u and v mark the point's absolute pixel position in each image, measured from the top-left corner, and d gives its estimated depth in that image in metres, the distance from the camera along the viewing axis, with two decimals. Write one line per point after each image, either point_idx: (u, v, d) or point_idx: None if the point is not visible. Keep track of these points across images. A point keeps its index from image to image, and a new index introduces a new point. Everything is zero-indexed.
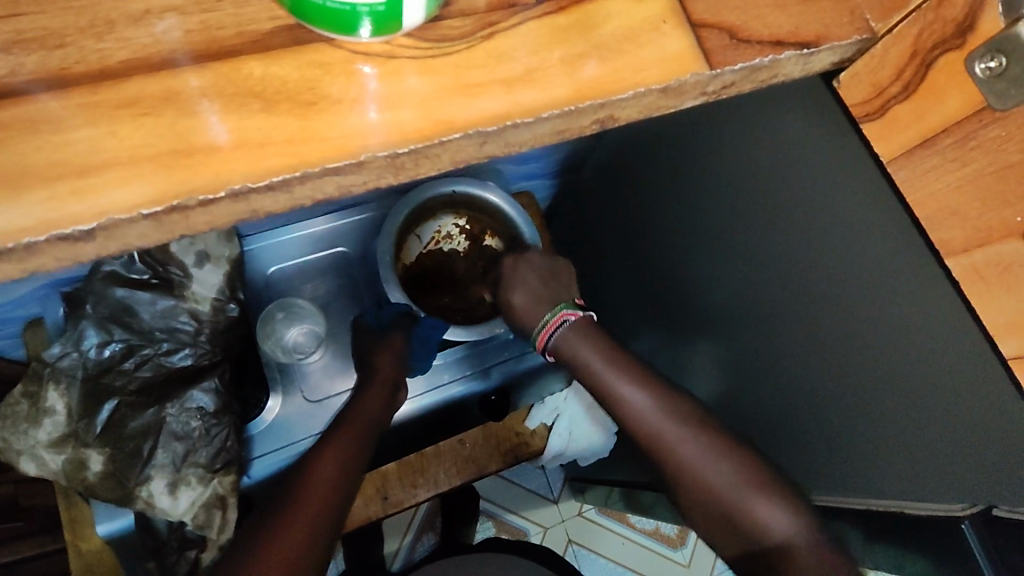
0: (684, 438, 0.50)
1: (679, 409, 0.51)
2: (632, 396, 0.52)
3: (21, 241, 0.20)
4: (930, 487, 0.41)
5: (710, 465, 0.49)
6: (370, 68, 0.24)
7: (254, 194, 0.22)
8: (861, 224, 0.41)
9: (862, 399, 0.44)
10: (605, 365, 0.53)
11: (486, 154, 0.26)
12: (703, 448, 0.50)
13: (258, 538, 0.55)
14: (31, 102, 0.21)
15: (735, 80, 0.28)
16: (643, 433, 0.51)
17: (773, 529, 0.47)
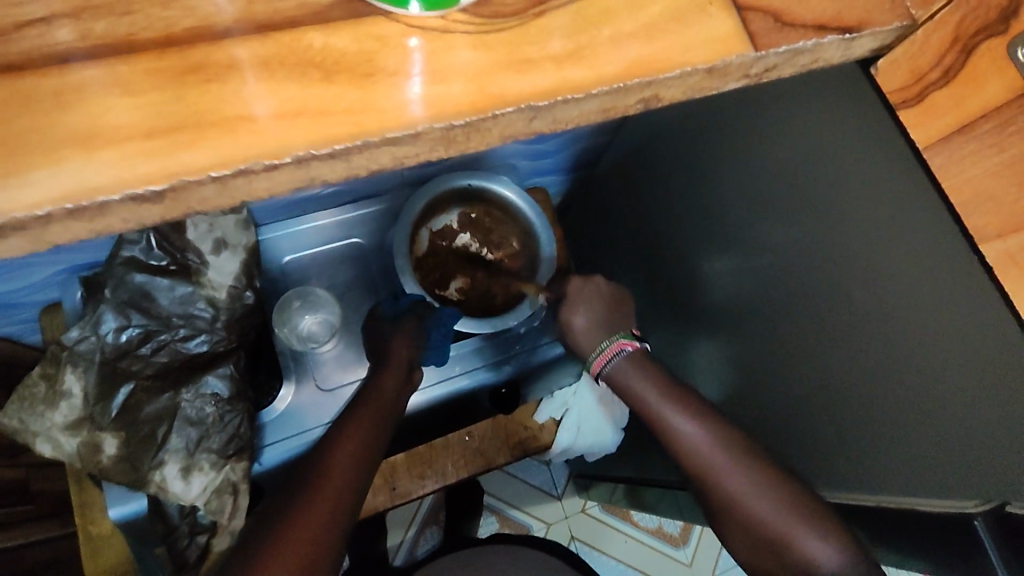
0: (731, 468, 0.55)
1: (732, 442, 0.56)
2: (682, 426, 0.58)
3: (95, 200, 0.20)
4: (949, 480, 0.41)
5: (760, 495, 0.53)
6: (416, 41, 0.24)
7: (315, 161, 0.23)
8: (886, 217, 0.41)
9: (881, 393, 0.45)
10: (658, 397, 0.60)
11: (533, 130, 0.26)
12: (752, 481, 0.54)
13: (277, 513, 0.54)
14: (102, 66, 0.21)
15: (778, 64, 0.29)
16: (694, 460, 0.57)
17: (814, 557, 0.50)
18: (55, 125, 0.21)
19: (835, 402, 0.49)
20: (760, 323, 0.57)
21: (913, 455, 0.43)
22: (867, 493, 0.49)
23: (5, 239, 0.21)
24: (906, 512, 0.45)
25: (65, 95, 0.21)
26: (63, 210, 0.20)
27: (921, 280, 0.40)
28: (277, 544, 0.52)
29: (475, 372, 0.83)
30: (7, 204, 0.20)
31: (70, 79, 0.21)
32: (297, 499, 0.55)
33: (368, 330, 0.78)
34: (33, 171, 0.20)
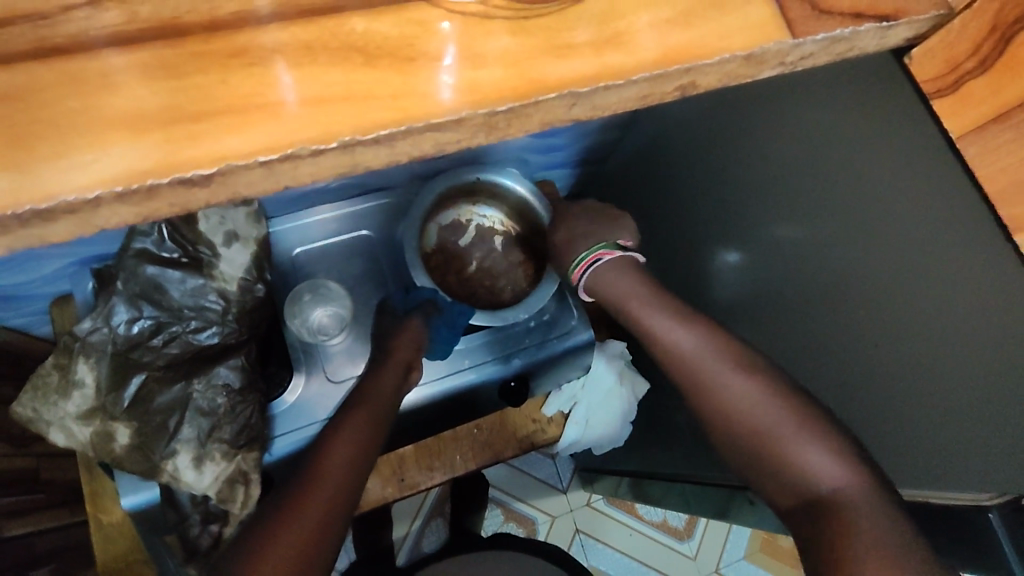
0: (726, 373, 0.54)
1: (728, 351, 0.55)
2: (676, 335, 0.58)
3: (145, 182, 0.20)
4: (964, 474, 0.41)
5: (756, 400, 0.52)
6: (447, 25, 0.24)
7: (359, 147, 0.22)
8: (910, 211, 0.41)
9: (895, 388, 0.45)
10: (653, 306, 0.61)
11: (571, 117, 0.26)
12: (750, 388, 0.52)
13: (272, 522, 0.58)
14: (149, 48, 0.22)
15: (814, 52, 0.29)
16: (689, 367, 0.56)
17: (810, 464, 0.47)
18: (105, 108, 0.21)
19: (852, 395, 0.49)
20: (775, 316, 0.57)
21: (931, 451, 0.43)
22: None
23: (55, 223, 0.21)
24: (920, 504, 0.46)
25: (114, 78, 0.21)
26: (113, 193, 0.20)
27: (942, 273, 0.40)
28: (267, 554, 0.55)
29: (483, 366, 0.81)
30: (58, 188, 0.20)
31: (119, 63, 0.21)
32: (291, 510, 0.59)
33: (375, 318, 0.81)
34: (83, 154, 0.20)
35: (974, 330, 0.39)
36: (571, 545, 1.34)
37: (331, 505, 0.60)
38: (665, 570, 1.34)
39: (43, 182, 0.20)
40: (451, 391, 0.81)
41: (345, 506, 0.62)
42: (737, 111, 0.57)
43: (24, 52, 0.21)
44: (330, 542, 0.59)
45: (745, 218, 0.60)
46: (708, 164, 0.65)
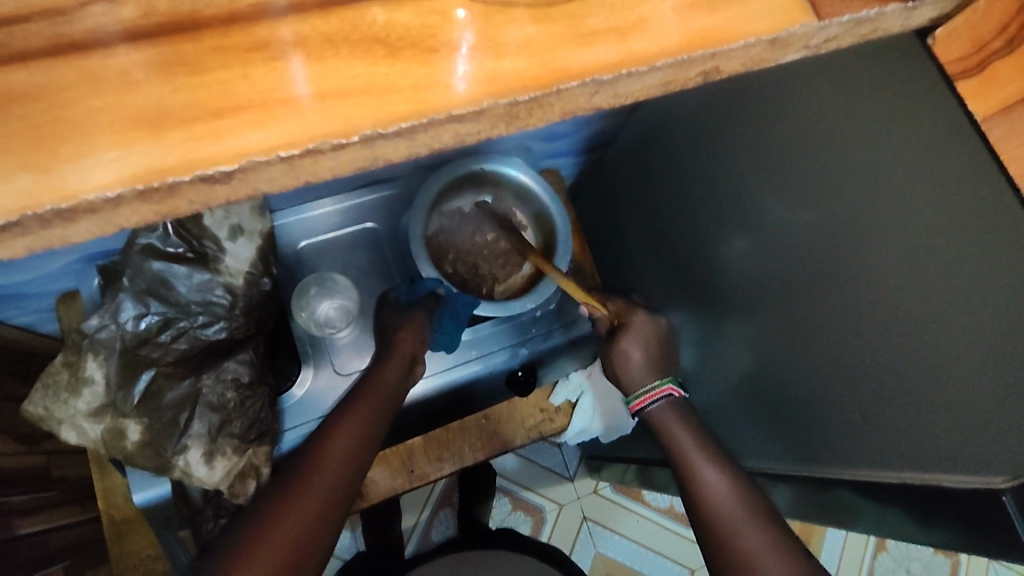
0: (750, 523, 0.53)
1: (759, 506, 0.54)
2: (707, 473, 0.58)
3: (165, 180, 0.20)
4: (979, 461, 0.41)
5: (773, 558, 0.50)
6: (466, 13, 0.24)
7: (381, 140, 0.22)
8: (927, 197, 0.41)
9: (908, 378, 0.44)
10: (696, 448, 0.60)
11: (594, 106, 0.25)
12: (768, 542, 0.51)
13: (274, 501, 0.59)
14: (169, 42, 0.21)
15: (838, 34, 0.28)
16: (712, 511, 0.55)
17: None
18: (124, 104, 0.20)
19: (864, 382, 0.49)
20: (785, 304, 0.57)
21: (948, 440, 0.43)
22: (890, 468, 0.48)
23: (74, 223, 0.20)
24: (931, 488, 0.44)
25: (132, 74, 0.21)
26: (135, 191, 0.20)
27: (966, 258, 0.39)
28: (264, 532, 0.56)
29: (489, 356, 0.85)
30: (79, 187, 0.20)
31: (138, 58, 0.21)
32: (291, 492, 0.59)
33: (379, 316, 0.79)
34: (101, 151, 0.20)
35: (994, 317, 0.38)
36: (579, 531, 1.34)
37: (327, 500, 0.60)
38: (672, 555, 1.34)
39: (62, 181, 0.20)
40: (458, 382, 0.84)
41: (344, 498, 0.62)
42: (749, 96, 0.56)
43: (41, 49, 0.20)
44: (322, 537, 0.58)
45: (752, 207, 0.59)
46: (716, 152, 0.64)
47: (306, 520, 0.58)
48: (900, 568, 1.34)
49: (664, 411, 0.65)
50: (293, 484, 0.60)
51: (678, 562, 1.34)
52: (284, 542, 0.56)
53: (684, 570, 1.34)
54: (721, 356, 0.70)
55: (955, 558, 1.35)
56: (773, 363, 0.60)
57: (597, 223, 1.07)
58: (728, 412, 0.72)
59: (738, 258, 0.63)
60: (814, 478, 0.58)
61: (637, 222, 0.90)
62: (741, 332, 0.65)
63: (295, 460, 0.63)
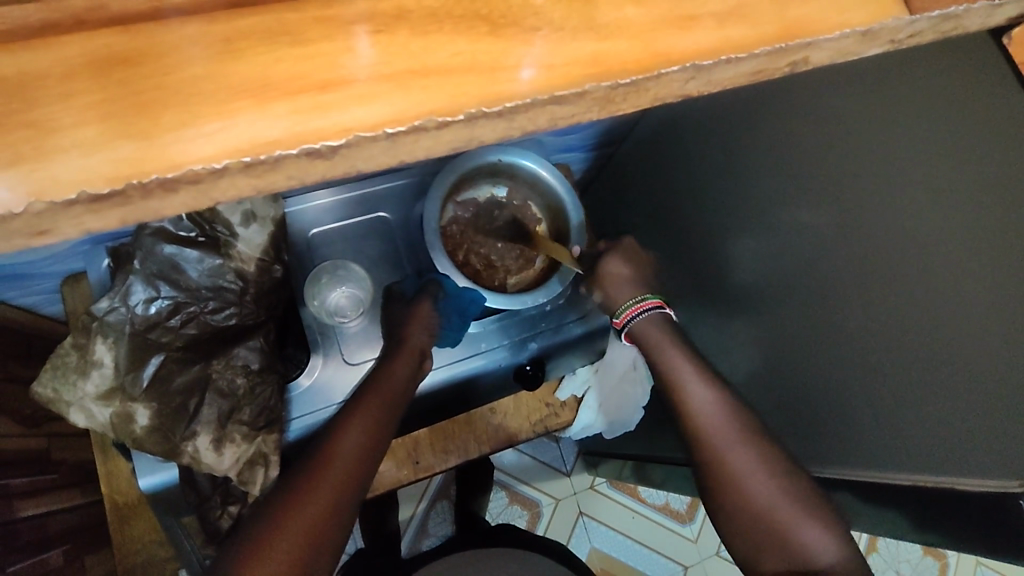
0: (738, 443, 0.57)
1: (740, 419, 0.58)
2: (694, 390, 0.61)
3: (271, 153, 0.19)
4: (995, 468, 0.41)
5: (760, 471, 0.56)
6: None
7: (483, 120, 0.21)
8: (975, 201, 0.41)
9: (935, 382, 0.44)
10: (685, 365, 0.63)
11: (686, 92, 0.25)
12: (756, 462, 0.56)
13: (285, 495, 0.58)
14: (270, 11, 0.21)
15: (923, 30, 0.27)
16: (701, 428, 0.59)
17: (810, 545, 0.52)
18: (228, 74, 0.20)
19: (882, 385, 0.49)
20: (802, 304, 0.56)
21: (960, 446, 0.43)
22: (903, 471, 0.48)
23: (173, 195, 0.19)
24: (946, 491, 0.44)
25: (234, 41, 0.20)
26: (241, 164, 0.19)
27: (1006, 263, 0.39)
28: (271, 527, 0.56)
29: (495, 351, 0.85)
30: (184, 158, 0.19)
31: (239, 24, 0.20)
32: (302, 486, 0.58)
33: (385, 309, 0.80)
34: (206, 122, 0.19)
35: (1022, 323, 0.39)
36: (575, 527, 1.35)
37: (337, 494, 0.59)
38: (666, 552, 1.35)
39: (165, 150, 0.19)
40: (461, 376, 0.85)
41: (353, 494, 0.61)
42: (785, 91, 0.56)
43: (140, 12, 0.20)
44: (335, 531, 0.58)
45: (772, 209, 0.60)
46: (743, 149, 0.64)
47: (318, 514, 0.57)
48: (890, 569, 1.36)
49: (647, 326, 0.67)
50: (304, 478, 0.59)
51: (673, 560, 1.35)
52: (294, 539, 0.55)
53: (677, 567, 1.34)
54: (735, 353, 0.70)
55: (944, 560, 1.37)
56: (776, 360, 0.62)
57: (608, 218, 1.07)
58: None
59: (749, 260, 0.65)
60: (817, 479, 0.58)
61: (648, 220, 0.90)
62: (753, 332, 0.66)
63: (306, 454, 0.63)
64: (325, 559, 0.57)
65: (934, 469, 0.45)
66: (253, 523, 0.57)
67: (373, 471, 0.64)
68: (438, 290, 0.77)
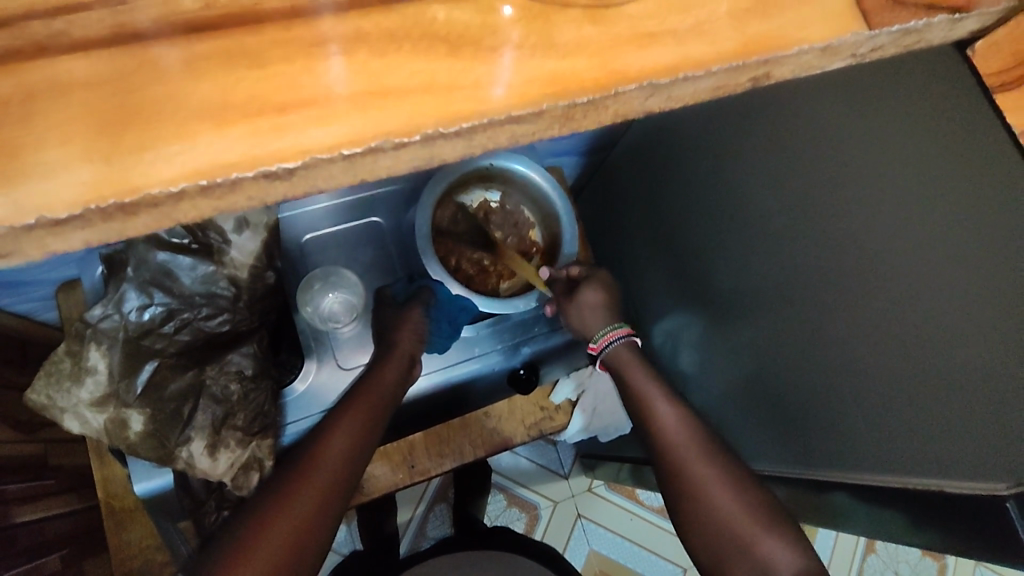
0: (702, 459, 0.58)
1: (705, 441, 0.59)
2: (662, 411, 0.62)
3: (229, 176, 0.20)
4: (979, 473, 0.41)
5: (725, 490, 0.56)
6: (513, 11, 0.24)
7: (441, 140, 0.22)
8: (947, 211, 0.41)
9: (916, 385, 0.45)
10: (654, 386, 0.64)
11: (646, 109, 0.25)
12: (722, 480, 0.56)
13: (274, 495, 0.58)
14: (229, 35, 0.21)
15: (884, 44, 0.27)
16: (668, 445, 0.60)
17: (772, 561, 0.52)
18: (187, 97, 0.20)
19: (868, 388, 0.49)
20: (789, 308, 0.57)
21: (939, 448, 0.44)
22: (892, 474, 0.48)
23: (134, 217, 0.20)
24: (933, 493, 0.45)
25: (194, 65, 0.20)
26: (198, 186, 0.20)
27: (976, 270, 0.40)
28: (258, 528, 0.56)
29: (489, 355, 0.88)
30: (142, 181, 0.19)
31: (199, 49, 0.21)
32: (289, 488, 0.59)
33: (376, 311, 0.80)
34: (167, 145, 0.20)
35: (991, 330, 0.39)
36: (573, 529, 1.35)
37: (324, 494, 0.59)
38: (664, 554, 1.35)
39: (127, 173, 0.19)
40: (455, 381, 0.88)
41: (341, 494, 0.61)
42: (769, 95, 0.56)
43: (101, 38, 0.20)
44: (321, 532, 0.58)
45: (758, 219, 0.60)
46: (729, 153, 0.64)
47: (305, 514, 0.58)
48: (888, 569, 1.36)
49: (619, 350, 0.69)
50: (292, 480, 0.60)
51: (671, 561, 1.35)
52: (279, 540, 0.55)
53: (676, 568, 1.34)
54: (724, 357, 0.70)
55: (943, 561, 1.37)
56: (768, 365, 0.62)
57: (602, 222, 1.07)
58: (723, 414, 0.73)
59: (739, 265, 0.65)
60: (810, 478, 0.58)
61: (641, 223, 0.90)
62: (742, 335, 0.66)
63: (295, 457, 0.63)
64: (311, 559, 0.57)
65: (923, 472, 0.45)
66: (237, 528, 0.57)
67: (359, 474, 0.64)
68: (429, 298, 0.79)
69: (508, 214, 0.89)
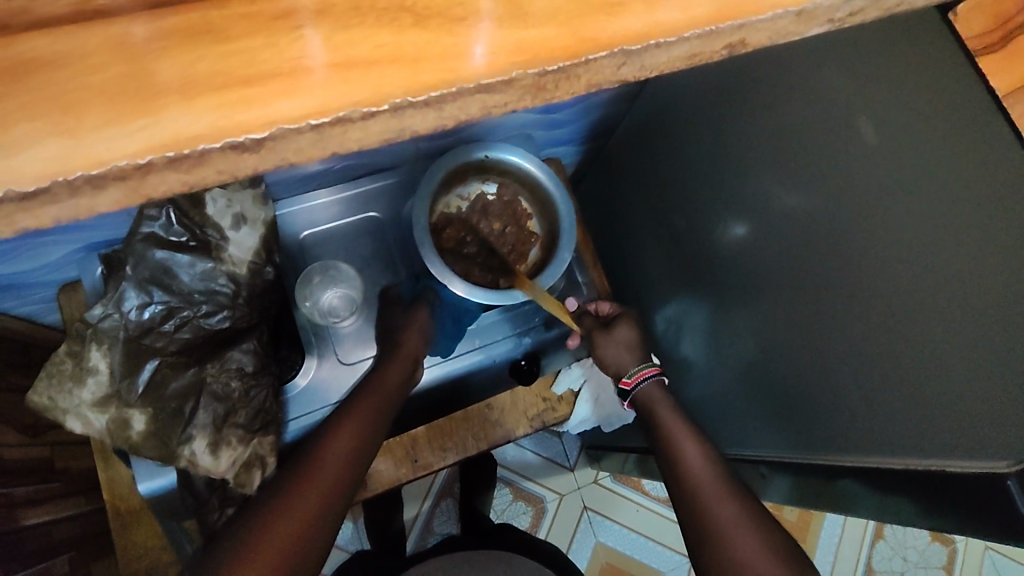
0: (726, 498, 0.59)
1: (731, 482, 0.61)
2: (688, 450, 0.65)
3: (196, 148, 0.20)
4: (977, 447, 0.41)
5: (741, 526, 0.56)
6: None
7: (410, 109, 0.22)
8: (939, 182, 0.41)
9: (912, 358, 0.44)
10: (682, 428, 0.68)
11: (620, 78, 0.25)
12: (740, 515, 0.57)
13: (275, 497, 0.58)
14: (194, 9, 0.21)
15: (865, 7, 0.27)
16: (693, 482, 0.62)
17: None
18: (153, 72, 0.20)
19: (865, 365, 0.49)
20: (786, 289, 0.57)
21: (933, 423, 0.44)
22: (893, 455, 0.48)
23: (104, 191, 0.20)
24: (935, 474, 0.44)
25: (159, 40, 0.20)
26: (165, 159, 0.20)
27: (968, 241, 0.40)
28: (259, 533, 0.55)
29: (492, 346, 0.89)
30: (108, 154, 0.20)
31: (166, 23, 0.21)
32: (291, 490, 0.58)
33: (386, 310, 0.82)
34: (132, 120, 0.20)
35: (978, 298, 0.40)
36: (579, 522, 1.35)
37: (325, 497, 0.59)
38: (671, 544, 1.35)
39: (92, 148, 0.20)
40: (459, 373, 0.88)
41: (342, 497, 0.61)
42: (762, 64, 0.56)
43: (66, 16, 0.20)
44: (321, 534, 0.57)
45: (755, 200, 0.61)
46: (725, 134, 0.64)
47: (304, 515, 0.57)
48: (896, 555, 1.36)
49: (650, 391, 0.74)
50: (293, 483, 0.59)
51: (679, 551, 1.35)
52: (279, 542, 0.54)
53: (684, 558, 1.34)
54: (725, 342, 0.70)
55: (951, 546, 1.37)
56: (768, 347, 0.62)
57: (600, 211, 1.07)
58: (724, 399, 0.73)
59: (739, 249, 0.65)
60: (815, 465, 0.58)
61: (640, 210, 0.90)
62: (742, 320, 0.66)
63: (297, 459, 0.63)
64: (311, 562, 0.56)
65: (925, 452, 0.45)
66: (235, 532, 0.56)
67: (359, 481, 0.63)
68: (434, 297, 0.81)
69: (506, 204, 0.88)
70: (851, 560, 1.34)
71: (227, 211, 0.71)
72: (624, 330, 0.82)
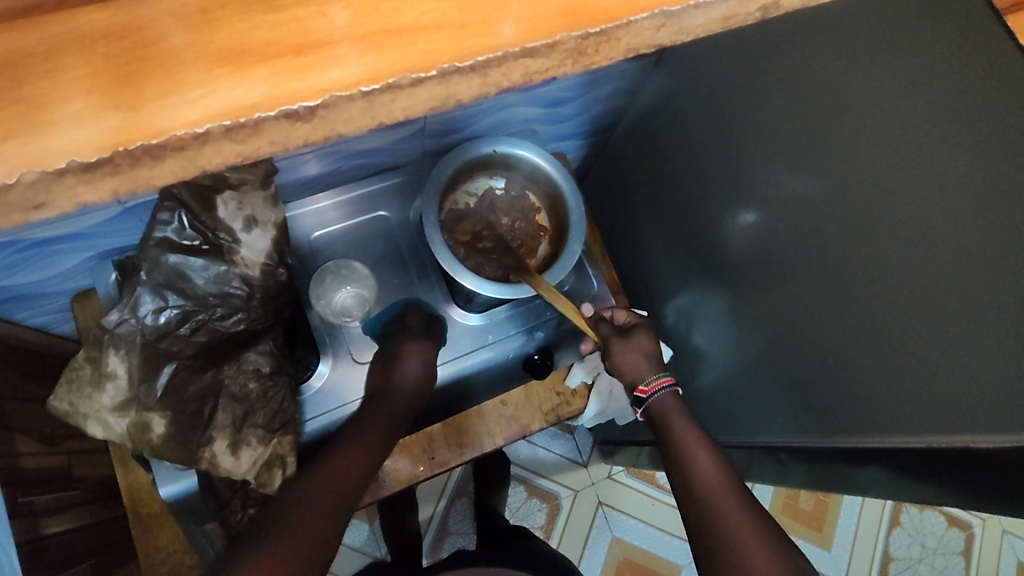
0: (732, 505, 0.60)
1: (738, 489, 0.62)
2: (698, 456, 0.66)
3: (253, 116, 0.20)
4: (1002, 416, 0.41)
5: (746, 531, 0.57)
6: None
7: (457, 75, 0.22)
8: (961, 147, 0.41)
9: (934, 329, 0.44)
10: (693, 435, 0.68)
11: (657, 42, 0.25)
12: (748, 522, 0.58)
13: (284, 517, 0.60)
14: None
15: None
16: (701, 486, 0.63)
17: None
18: (207, 42, 0.21)
19: (885, 341, 0.49)
20: (801, 270, 0.57)
21: (954, 395, 0.44)
22: (914, 434, 0.48)
23: (161, 162, 0.21)
24: (959, 450, 0.44)
25: (209, 10, 0.21)
26: (222, 127, 0.20)
27: (985, 208, 0.40)
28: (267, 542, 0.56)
29: (504, 342, 0.89)
30: (168, 124, 0.20)
31: None
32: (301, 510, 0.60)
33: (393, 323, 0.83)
34: (189, 90, 0.20)
35: (997, 266, 0.40)
36: (594, 517, 1.35)
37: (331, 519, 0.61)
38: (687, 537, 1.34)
39: (151, 118, 0.20)
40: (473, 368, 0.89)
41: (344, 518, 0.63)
42: (769, 41, 0.56)
43: None
44: (326, 552, 0.59)
45: (766, 183, 0.61)
46: (735, 117, 0.64)
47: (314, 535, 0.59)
48: (914, 542, 1.35)
49: (665, 400, 0.74)
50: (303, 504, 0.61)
51: None
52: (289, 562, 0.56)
53: None
54: (740, 325, 0.70)
55: (969, 531, 1.36)
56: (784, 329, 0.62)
57: (609, 203, 1.06)
58: (741, 386, 0.73)
59: (751, 232, 0.65)
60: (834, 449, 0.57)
61: (649, 198, 0.89)
62: (756, 305, 0.66)
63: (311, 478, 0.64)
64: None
65: (945, 430, 0.45)
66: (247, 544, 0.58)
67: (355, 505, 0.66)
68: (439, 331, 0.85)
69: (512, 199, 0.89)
70: (869, 548, 1.33)
71: (238, 214, 0.66)
72: (643, 339, 0.81)
